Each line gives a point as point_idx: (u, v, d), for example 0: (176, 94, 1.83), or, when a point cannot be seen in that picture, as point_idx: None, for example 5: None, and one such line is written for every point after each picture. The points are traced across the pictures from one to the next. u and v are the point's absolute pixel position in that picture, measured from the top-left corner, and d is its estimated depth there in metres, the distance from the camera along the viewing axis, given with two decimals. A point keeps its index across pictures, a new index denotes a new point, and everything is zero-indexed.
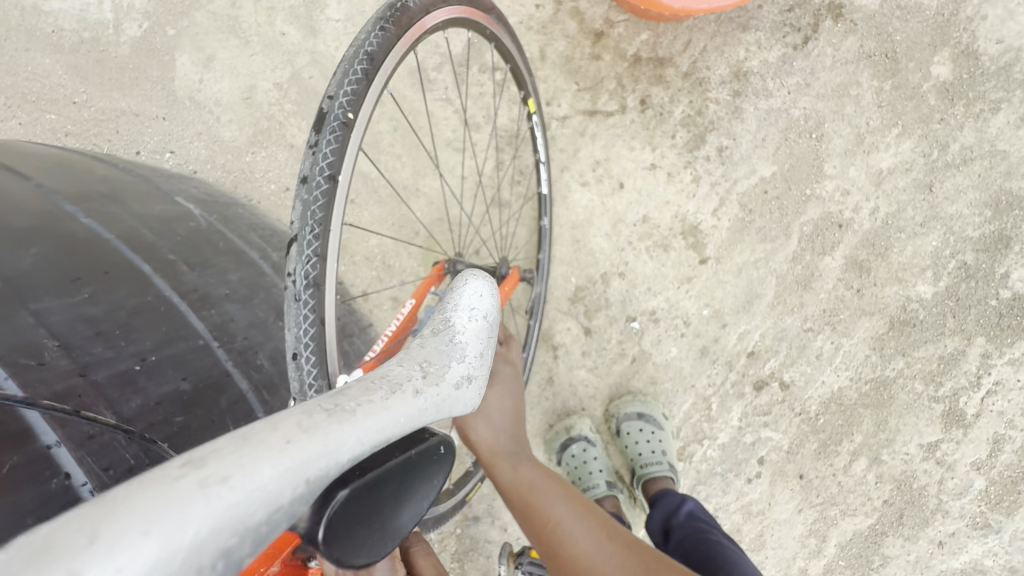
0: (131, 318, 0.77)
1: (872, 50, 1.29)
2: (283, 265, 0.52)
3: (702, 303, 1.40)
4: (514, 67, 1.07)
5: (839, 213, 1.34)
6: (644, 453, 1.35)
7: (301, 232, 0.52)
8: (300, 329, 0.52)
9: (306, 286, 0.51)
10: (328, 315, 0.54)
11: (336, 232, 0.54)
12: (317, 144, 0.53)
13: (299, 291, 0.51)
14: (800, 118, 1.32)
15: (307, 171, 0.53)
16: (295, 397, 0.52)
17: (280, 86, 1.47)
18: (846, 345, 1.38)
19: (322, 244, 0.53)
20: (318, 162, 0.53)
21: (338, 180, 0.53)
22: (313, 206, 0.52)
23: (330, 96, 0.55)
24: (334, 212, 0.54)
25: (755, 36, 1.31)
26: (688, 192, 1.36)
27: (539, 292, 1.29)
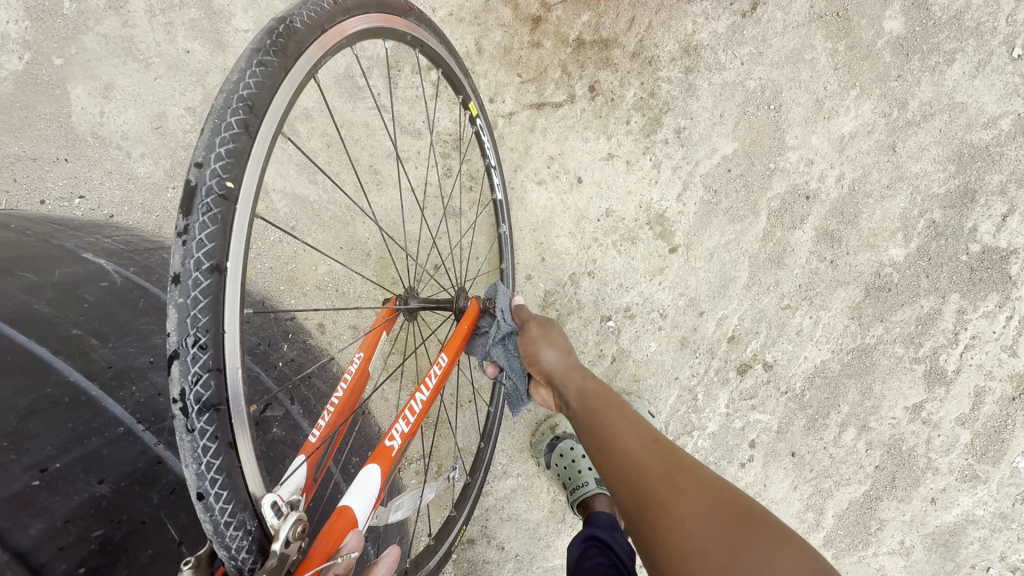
0: (23, 422, 0.66)
1: (823, 10, 1.22)
2: (164, 390, 0.43)
3: (676, 293, 1.35)
4: (447, 71, 0.96)
5: (805, 184, 1.29)
6: None
7: (182, 346, 0.43)
8: (201, 466, 0.43)
9: (200, 411, 0.43)
10: (238, 431, 0.47)
11: (230, 332, 0.46)
12: (187, 231, 0.43)
13: (191, 420, 0.43)
14: (756, 90, 1.25)
15: (179, 266, 0.43)
16: (210, 540, 0.44)
17: (193, 111, 1.32)
18: (825, 317, 1.35)
19: (214, 352, 0.44)
20: (192, 254, 0.43)
21: (223, 271, 0.44)
22: (193, 311, 0.43)
23: (199, 163, 0.44)
24: (223, 309, 0.45)
25: (701, 6, 1.23)
26: (650, 179, 1.29)
27: None
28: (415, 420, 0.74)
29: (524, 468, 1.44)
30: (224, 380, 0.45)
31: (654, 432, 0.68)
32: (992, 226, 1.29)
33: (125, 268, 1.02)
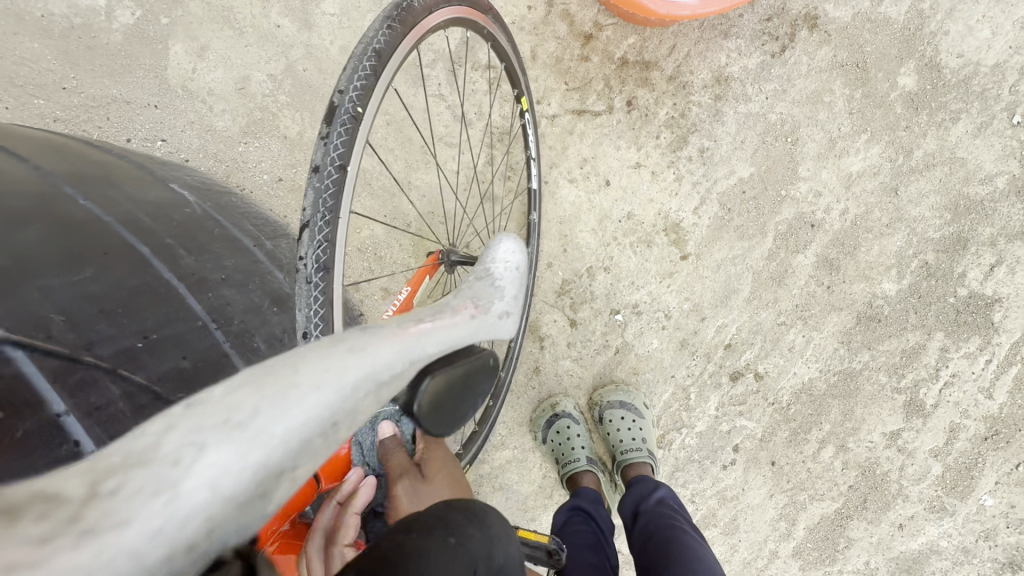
0: (132, 298, 0.79)
1: (845, 60, 1.35)
2: (295, 250, 0.57)
3: (682, 297, 1.47)
4: (509, 66, 1.11)
5: (811, 213, 1.41)
6: (625, 439, 1.43)
7: (313, 219, 0.57)
8: (313, 314, 0.58)
9: (317, 270, 0.57)
10: (335, 296, 0.61)
11: (344, 220, 0.60)
12: (328, 136, 0.58)
13: (311, 274, 0.57)
14: (777, 123, 1.38)
15: (318, 161, 0.58)
16: None
17: (274, 78, 1.48)
18: (817, 338, 1.46)
19: (332, 230, 0.58)
20: (329, 153, 0.57)
21: (347, 171, 0.58)
22: (324, 195, 0.57)
23: (340, 90, 0.59)
24: (342, 200, 0.59)
25: (736, 43, 1.35)
26: (671, 191, 1.43)
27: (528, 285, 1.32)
28: None
29: (521, 442, 1.55)
30: (334, 253, 0.59)
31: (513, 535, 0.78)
32: (980, 274, 1.40)
33: (204, 203, 1.17)
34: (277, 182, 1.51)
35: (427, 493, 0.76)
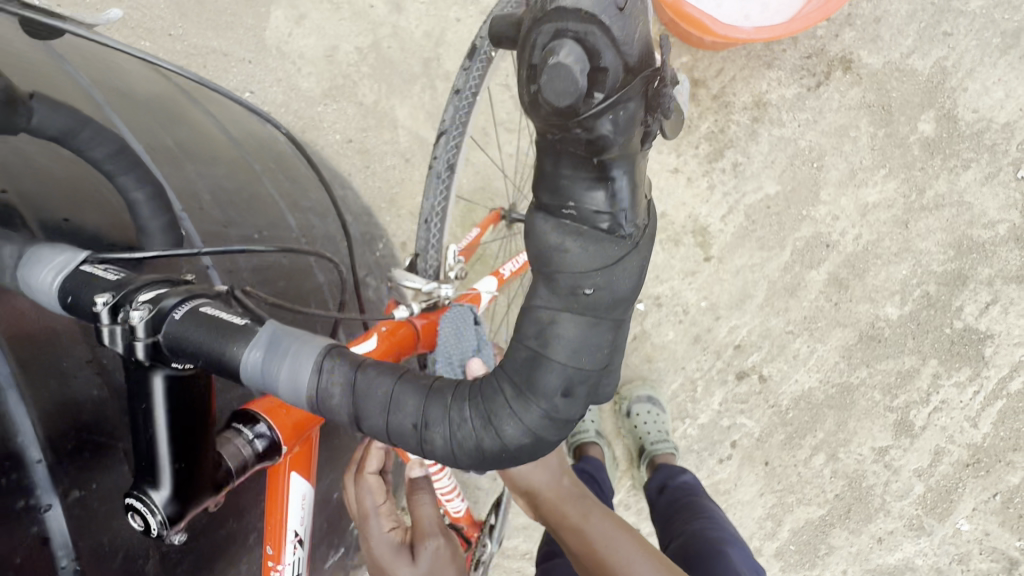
0: (248, 199, 0.87)
1: (872, 101, 1.50)
2: (433, 151, 0.86)
3: (701, 295, 1.59)
4: None
5: (827, 234, 1.55)
6: (651, 432, 1.55)
7: (447, 130, 0.86)
8: (430, 241, 0.91)
9: (445, 167, 0.86)
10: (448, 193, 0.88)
11: (465, 134, 0.88)
12: (468, 68, 0.86)
13: (441, 170, 0.86)
14: (805, 149, 1.53)
15: (458, 86, 0.87)
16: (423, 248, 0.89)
17: (360, 50, 1.65)
18: (821, 349, 1.58)
19: (458, 140, 0.86)
20: (468, 80, 0.86)
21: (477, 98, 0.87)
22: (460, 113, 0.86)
23: (458, 90, 0.88)
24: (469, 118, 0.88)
25: (777, 74, 1.51)
26: (702, 197, 1.57)
27: None
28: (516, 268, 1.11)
29: None
30: (456, 153, 0.89)
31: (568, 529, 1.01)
32: (975, 309, 1.53)
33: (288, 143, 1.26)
34: (347, 143, 1.66)
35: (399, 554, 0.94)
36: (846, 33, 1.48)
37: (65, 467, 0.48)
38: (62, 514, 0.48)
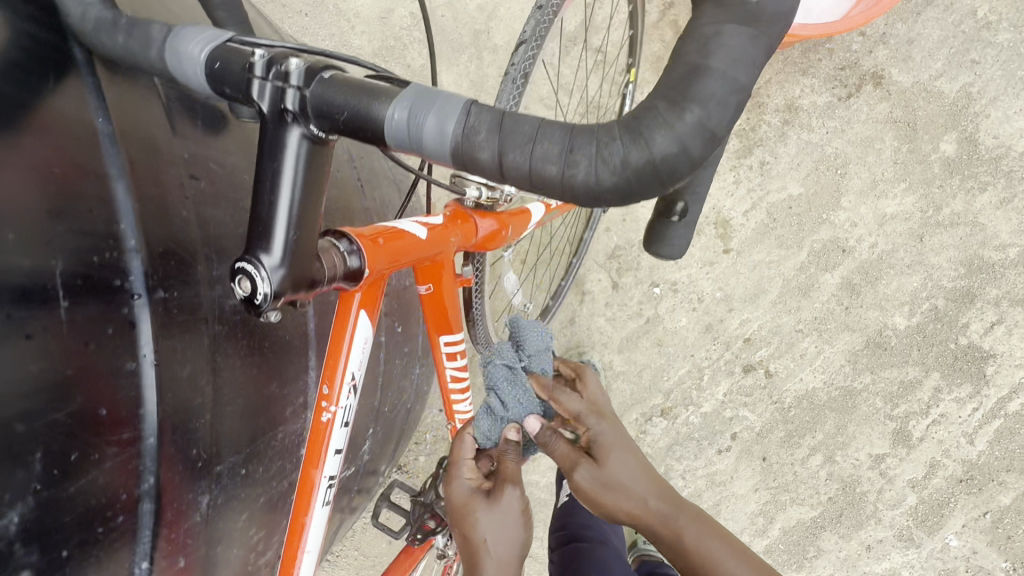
0: None
1: (898, 117, 1.56)
2: (512, 58, 0.90)
3: (717, 286, 1.63)
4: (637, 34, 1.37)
5: (845, 239, 1.59)
6: None
7: (528, 40, 0.90)
8: None
9: (520, 74, 0.90)
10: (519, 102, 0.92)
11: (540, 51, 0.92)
12: None
13: (515, 76, 0.90)
14: (831, 155, 1.58)
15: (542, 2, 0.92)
16: None
17: (413, 15, 1.70)
18: (828, 351, 1.61)
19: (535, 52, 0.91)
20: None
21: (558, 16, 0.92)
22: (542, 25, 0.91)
23: (541, 6, 0.92)
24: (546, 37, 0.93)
25: (811, 81, 1.57)
26: (728, 191, 1.62)
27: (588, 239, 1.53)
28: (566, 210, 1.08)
29: None
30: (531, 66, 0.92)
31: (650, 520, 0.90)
32: (980, 328, 1.57)
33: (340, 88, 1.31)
34: None
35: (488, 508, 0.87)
36: (880, 50, 1.55)
37: (153, 264, 0.54)
38: (147, 306, 0.53)
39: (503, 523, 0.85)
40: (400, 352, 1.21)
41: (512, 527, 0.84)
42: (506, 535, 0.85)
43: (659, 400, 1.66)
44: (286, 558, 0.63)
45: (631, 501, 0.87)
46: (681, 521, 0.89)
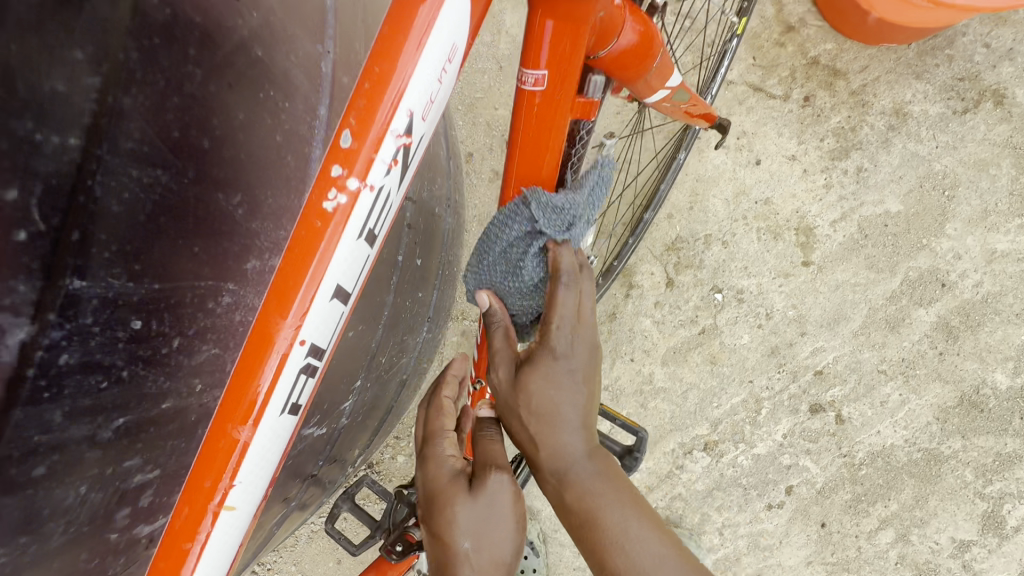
0: None
1: (1019, 143, 1.35)
2: None
3: (790, 303, 1.36)
4: None
5: (946, 272, 1.35)
6: None
7: None
8: None
9: None
10: None
11: None
12: None
13: None
14: (939, 173, 1.36)
15: None
16: None
17: None
18: (913, 402, 1.33)
19: None
20: None
21: None
22: None
23: None
24: None
25: (925, 86, 1.37)
26: (815, 195, 1.38)
27: (646, 220, 1.25)
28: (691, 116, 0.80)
29: None
30: None
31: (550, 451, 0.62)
32: None
33: None
34: None
35: (485, 495, 0.59)
36: (1005, 66, 1.36)
37: None
38: None
39: (489, 521, 0.59)
40: (412, 292, 0.91)
41: (505, 526, 0.59)
42: (497, 539, 0.59)
43: (703, 431, 1.35)
44: (182, 512, 0.33)
45: (544, 442, 0.61)
46: (574, 471, 0.61)
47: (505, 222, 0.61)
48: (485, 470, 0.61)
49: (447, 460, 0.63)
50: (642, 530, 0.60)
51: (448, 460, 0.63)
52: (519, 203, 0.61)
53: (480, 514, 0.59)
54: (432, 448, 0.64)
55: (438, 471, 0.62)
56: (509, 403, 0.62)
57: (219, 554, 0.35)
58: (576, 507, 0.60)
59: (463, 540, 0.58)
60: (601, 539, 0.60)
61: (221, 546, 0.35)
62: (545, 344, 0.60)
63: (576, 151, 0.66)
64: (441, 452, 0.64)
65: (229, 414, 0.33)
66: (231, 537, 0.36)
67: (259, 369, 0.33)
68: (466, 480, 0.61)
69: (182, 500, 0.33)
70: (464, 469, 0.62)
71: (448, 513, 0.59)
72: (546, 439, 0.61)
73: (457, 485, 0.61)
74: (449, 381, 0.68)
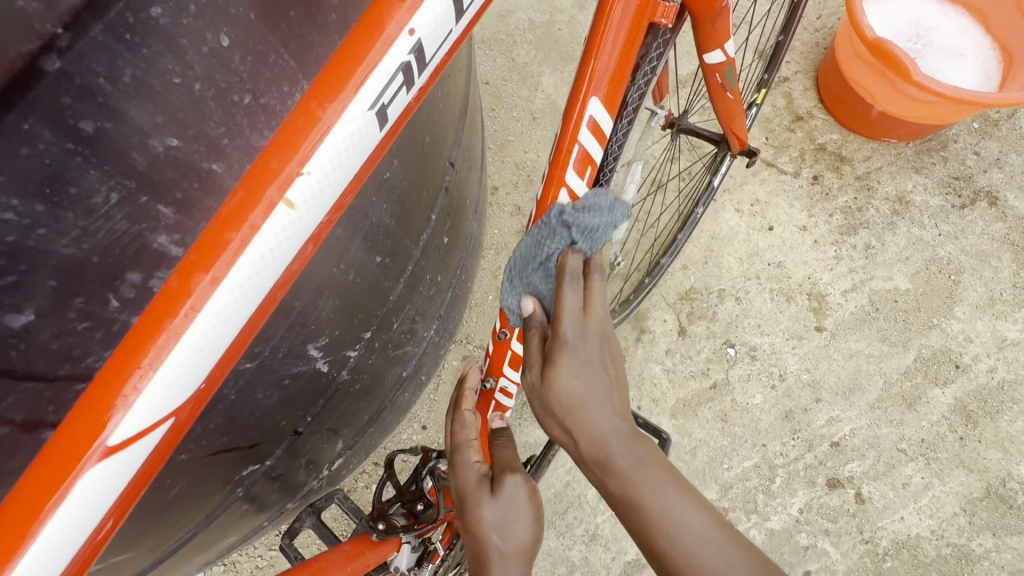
0: None
1: (1016, 240, 1.43)
2: None
3: (804, 366, 1.33)
4: (782, 42, 1.16)
5: (959, 354, 1.34)
6: None
7: None
8: None
9: None
10: None
11: None
12: None
13: None
14: (943, 259, 1.41)
15: None
16: None
17: (533, 23, 1.66)
18: (937, 488, 1.24)
19: None
20: None
21: None
22: None
23: None
24: None
25: (924, 180, 1.47)
26: (826, 264, 1.41)
27: (663, 264, 1.24)
28: (731, 109, 0.85)
29: None
30: None
31: (593, 434, 0.58)
32: None
33: None
34: (483, 85, 1.59)
35: (509, 503, 0.56)
36: (994, 172, 1.48)
37: None
38: None
39: (516, 524, 0.56)
40: (433, 266, 0.87)
41: (525, 519, 0.56)
42: (519, 533, 0.56)
43: (712, 495, 1.24)
44: (238, 193, 0.37)
45: (571, 437, 0.60)
46: (619, 458, 0.58)
47: (536, 239, 0.64)
48: (508, 472, 0.57)
49: (472, 469, 0.59)
50: (692, 516, 0.55)
51: (469, 466, 0.59)
52: (548, 217, 0.64)
53: (507, 521, 0.56)
54: (457, 456, 0.60)
55: (460, 480, 0.59)
56: (542, 397, 0.61)
57: (268, 248, 0.38)
58: (627, 503, 0.56)
59: (489, 533, 0.55)
60: (649, 526, 0.55)
61: (276, 239, 0.38)
62: (559, 341, 0.59)
63: (641, 86, 0.70)
64: (465, 460, 0.60)
65: (317, 96, 0.38)
66: (283, 239, 0.38)
67: (355, 55, 0.39)
68: (488, 481, 0.58)
69: (240, 186, 0.37)
70: (487, 475, 0.59)
71: (472, 523, 0.56)
72: (580, 428, 0.59)
73: (480, 496, 0.57)
74: (467, 395, 0.65)
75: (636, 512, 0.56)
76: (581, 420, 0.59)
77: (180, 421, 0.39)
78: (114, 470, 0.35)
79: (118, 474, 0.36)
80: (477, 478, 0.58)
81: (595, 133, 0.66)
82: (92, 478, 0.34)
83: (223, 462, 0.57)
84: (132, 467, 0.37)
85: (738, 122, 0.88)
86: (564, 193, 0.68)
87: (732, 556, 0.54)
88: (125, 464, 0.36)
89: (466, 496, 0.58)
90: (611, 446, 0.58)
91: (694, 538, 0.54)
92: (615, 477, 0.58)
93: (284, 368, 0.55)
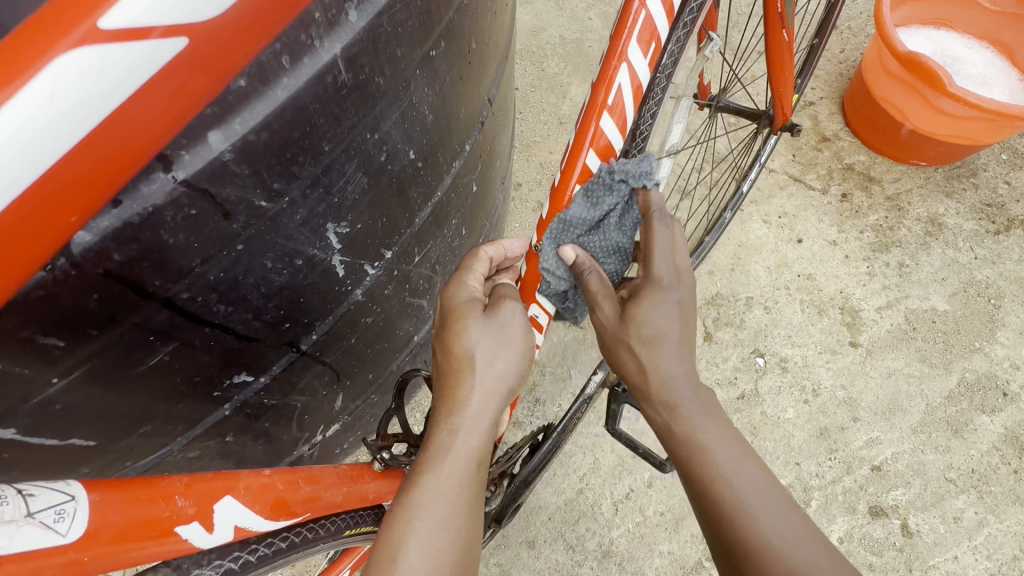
0: None
1: None
2: None
3: (839, 382, 1.24)
4: (815, 45, 1.16)
5: (1005, 381, 1.25)
6: None
7: None
8: None
9: None
10: None
11: None
12: None
13: None
14: (982, 282, 1.36)
15: None
16: None
17: (563, 38, 1.70)
18: (993, 526, 1.11)
19: None
20: None
21: None
22: None
23: None
24: None
25: (956, 204, 1.44)
26: (859, 279, 1.35)
27: (691, 264, 1.18)
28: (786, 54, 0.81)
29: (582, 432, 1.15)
30: None
31: (664, 375, 0.59)
32: None
33: None
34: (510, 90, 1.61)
35: (497, 326, 0.56)
36: None
37: None
38: None
39: (502, 349, 0.55)
40: (459, 212, 0.82)
41: (512, 350, 0.56)
42: (505, 364, 0.55)
43: None
44: None
45: (641, 370, 0.60)
46: (686, 400, 0.58)
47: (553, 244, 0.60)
48: (506, 300, 0.57)
49: (469, 293, 0.59)
50: (753, 473, 0.55)
51: (467, 292, 0.59)
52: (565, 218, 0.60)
53: (490, 343, 0.55)
54: (454, 282, 0.60)
55: (455, 300, 0.58)
56: (615, 334, 0.60)
57: None
58: (695, 446, 0.56)
59: (471, 353, 0.54)
60: (711, 474, 0.55)
61: None
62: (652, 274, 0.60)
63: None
64: (465, 283, 0.60)
65: None
66: None
67: None
68: (481, 308, 0.57)
69: None
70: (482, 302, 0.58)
71: (456, 339, 0.55)
72: (652, 363, 0.59)
73: (473, 315, 0.56)
74: (497, 245, 0.64)
75: (699, 458, 0.56)
76: (649, 355, 0.59)
77: (199, 53, 0.31)
78: (106, 67, 0.27)
79: (109, 78, 0.28)
80: (472, 300, 0.58)
81: (665, 3, 0.58)
82: (75, 58, 0.26)
83: (213, 351, 0.49)
84: (131, 81, 0.29)
85: (786, 80, 0.87)
86: (623, 71, 0.57)
87: (787, 516, 0.53)
88: (120, 68, 0.28)
89: (456, 316, 0.57)
90: (682, 394, 0.58)
91: (754, 493, 0.54)
92: (680, 422, 0.58)
93: (300, 243, 0.48)
